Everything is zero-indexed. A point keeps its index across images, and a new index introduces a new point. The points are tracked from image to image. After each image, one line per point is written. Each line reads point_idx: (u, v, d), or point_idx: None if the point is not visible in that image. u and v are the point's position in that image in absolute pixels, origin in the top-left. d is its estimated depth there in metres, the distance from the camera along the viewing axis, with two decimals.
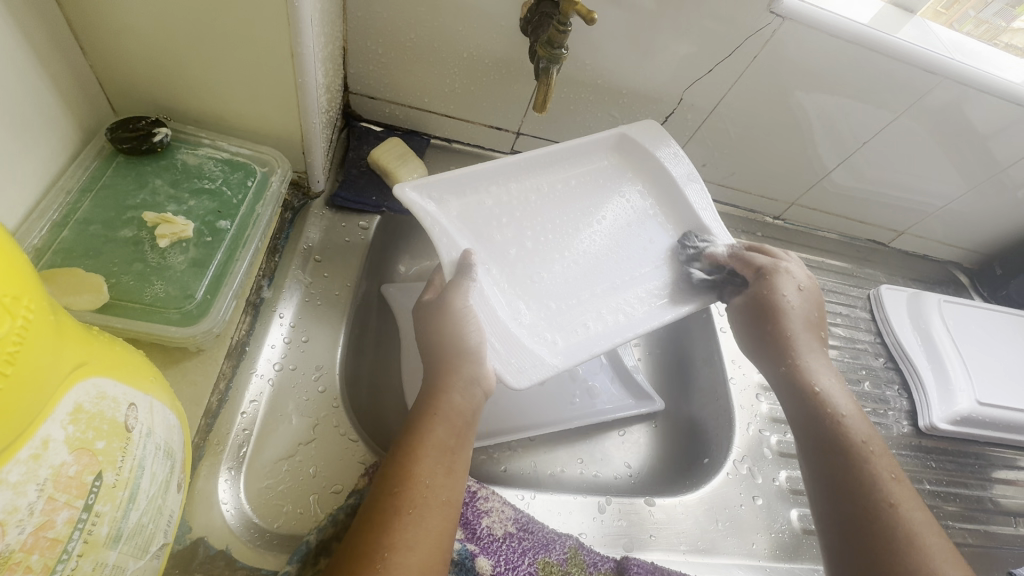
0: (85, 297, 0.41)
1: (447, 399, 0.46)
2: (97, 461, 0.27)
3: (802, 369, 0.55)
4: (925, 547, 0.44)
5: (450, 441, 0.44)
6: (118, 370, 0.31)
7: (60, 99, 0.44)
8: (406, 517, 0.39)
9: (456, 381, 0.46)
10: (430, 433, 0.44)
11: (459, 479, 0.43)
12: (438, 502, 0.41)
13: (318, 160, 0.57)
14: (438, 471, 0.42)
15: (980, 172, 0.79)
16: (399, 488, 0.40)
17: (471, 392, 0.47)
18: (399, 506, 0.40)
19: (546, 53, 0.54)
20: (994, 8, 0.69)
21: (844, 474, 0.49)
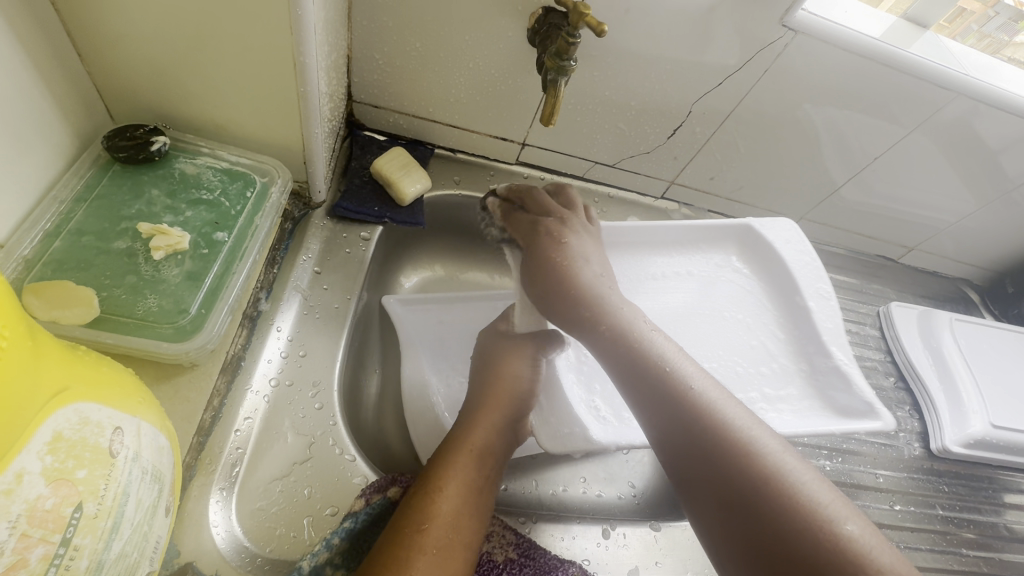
0: (75, 311, 0.39)
1: (479, 435, 0.51)
2: (77, 491, 0.25)
3: (629, 334, 0.52)
4: (848, 540, 0.37)
5: (479, 481, 0.48)
6: (104, 392, 0.29)
7: (54, 104, 0.43)
8: (428, 556, 0.41)
9: (489, 423, 0.53)
10: (460, 468, 0.47)
11: (480, 522, 0.45)
12: (460, 543, 0.43)
13: (319, 170, 0.56)
14: (466, 506, 0.45)
15: (992, 189, 0.78)
16: (424, 527, 0.42)
17: (501, 433, 0.53)
18: (422, 545, 0.41)
19: (553, 64, 0.53)
20: (996, 23, 0.68)
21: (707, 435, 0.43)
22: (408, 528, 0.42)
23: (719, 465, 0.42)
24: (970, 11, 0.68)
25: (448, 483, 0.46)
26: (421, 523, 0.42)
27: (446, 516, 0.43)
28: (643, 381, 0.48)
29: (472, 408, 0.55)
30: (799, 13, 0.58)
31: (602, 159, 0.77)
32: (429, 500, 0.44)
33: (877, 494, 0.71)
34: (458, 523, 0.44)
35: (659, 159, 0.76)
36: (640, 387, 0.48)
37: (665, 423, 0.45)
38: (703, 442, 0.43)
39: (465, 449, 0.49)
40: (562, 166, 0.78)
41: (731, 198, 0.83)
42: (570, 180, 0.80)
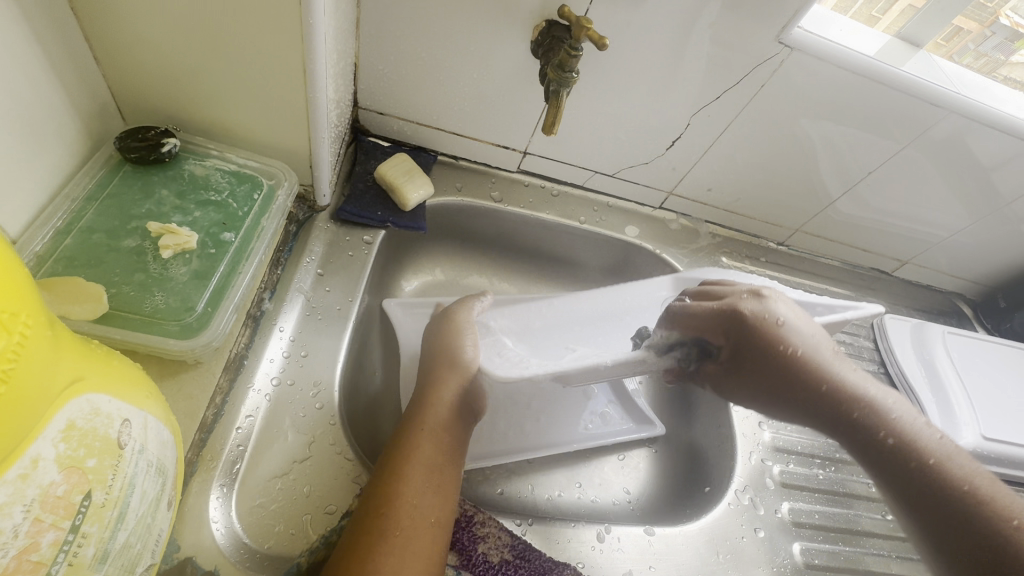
0: (85, 306, 0.40)
1: (429, 414, 0.52)
2: (87, 479, 0.26)
3: (846, 387, 0.64)
4: None
5: (436, 458, 0.49)
6: (114, 385, 0.30)
7: (68, 105, 0.44)
8: (392, 538, 0.42)
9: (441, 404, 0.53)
10: (414, 452, 0.48)
11: (445, 495, 0.47)
12: (425, 522, 0.44)
13: (325, 174, 0.57)
14: (426, 486, 0.46)
15: (985, 204, 0.79)
16: (386, 510, 0.43)
17: (452, 409, 0.53)
18: (385, 529, 0.42)
19: (556, 76, 0.54)
20: (993, 42, 0.70)
21: (903, 467, 0.59)
22: (371, 513, 0.43)
23: (875, 452, 0.62)
24: (968, 30, 0.69)
25: (408, 466, 0.47)
26: (382, 506, 0.44)
27: (407, 499, 0.44)
28: (855, 428, 0.63)
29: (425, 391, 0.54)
30: (795, 31, 0.59)
31: (602, 169, 0.78)
32: (388, 483, 0.45)
33: (870, 504, 0.70)
34: (421, 502, 0.45)
35: (657, 170, 0.78)
36: (853, 433, 0.64)
37: (896, 471, 0.60)
38: (897, 468, 0.60)
39: (422, 428, 0.50)
40: (563, 175, 0.79)
41: (729, 210, 0.85)
42: (570, 188, 0.81)
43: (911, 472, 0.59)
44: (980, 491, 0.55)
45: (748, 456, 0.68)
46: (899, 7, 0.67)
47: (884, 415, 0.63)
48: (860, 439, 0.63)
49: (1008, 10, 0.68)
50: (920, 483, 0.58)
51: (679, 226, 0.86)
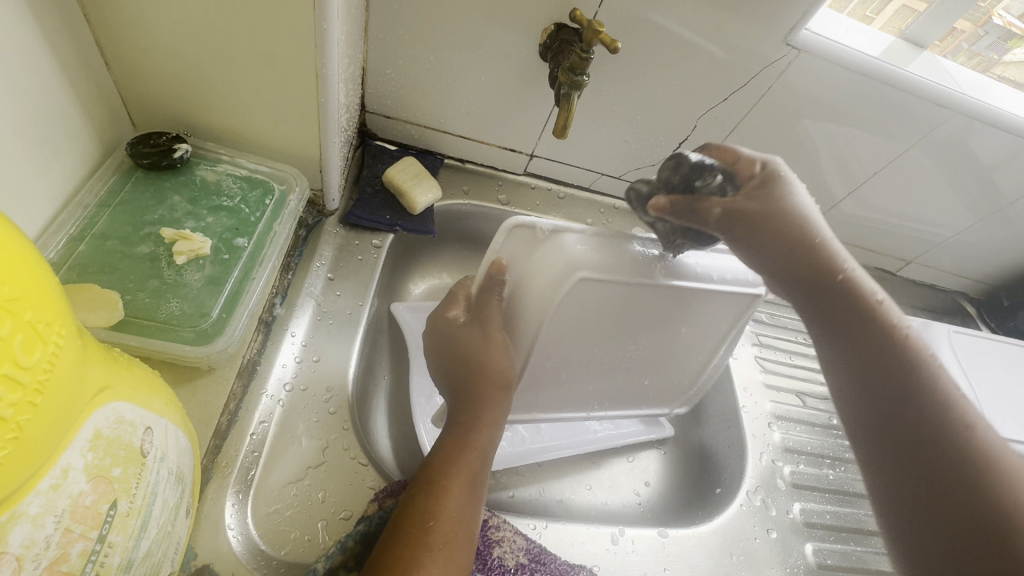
0: (101, 313, 0.40)
1: (482, 435, 0.50)
2: (113, 488, 0.26)
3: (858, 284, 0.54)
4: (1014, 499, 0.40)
5: (479, 474, 0.48)
6: (136, 393, 0.30)
7: (82, 112, 0.44)
8: (434, 552, 0.41)
9: (493, 416, 0.51)
10: (462, 466, 0.47)
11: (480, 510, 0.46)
12: (462, 535, 0.44)
13: (335, 178, 0.57)
14: (469, 501, 0.46)
15: (990, 203, 0.80)
16: (428, 525, 0.42)
17: (495, 428, 0.51)
18: (428, 542, 0.41)
19: (567, 79, 0.54)
20: (985, 41, 0.69)
21: (886, 362, 0.49)
22: (414, 526, 0.42)
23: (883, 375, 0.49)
24: (962, 30, 0.68)
25: (453, 478, 0.46)
26: (428, 519, 0.43)
27: (452, 514, 0.44)
28: (843, 321, 0.52)
29: (471, 395, 0.52)
30: (802, 32, 0.60)
31: (608, 170, 0.78)
32: (435, 498, 0.44)
33: None
34: (464, 516, 0.45)
35: None
36: (841, 329, 0.52)
37: (892, 405, 0.48)
38: (895, 375, 0.49)
39: (472, 448, 0.49)
40: (569, 177, 0.79)
41: None
42: (576, 190, 0.81)
43: (891, 362, 0.49)
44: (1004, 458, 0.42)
45: (758, 456, 0.69)
46: (893, 7, 0.66)
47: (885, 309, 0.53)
48: (841, 336, 0.52)
49: (1002, 9, 0.67)
50: (912, 388, 0.48)
51: None
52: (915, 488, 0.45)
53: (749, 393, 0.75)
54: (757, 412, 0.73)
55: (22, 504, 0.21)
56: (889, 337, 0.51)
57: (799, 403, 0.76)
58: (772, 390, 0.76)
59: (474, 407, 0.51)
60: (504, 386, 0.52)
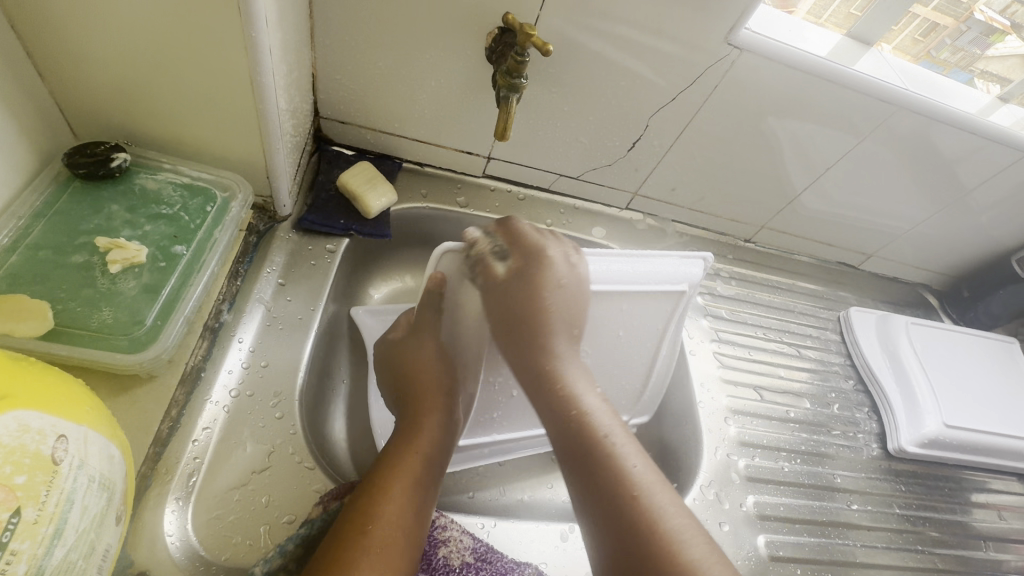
0: (28, 323, 0.40)
1: (423, 436, 0.51)
2: (15, 496, 0.26)
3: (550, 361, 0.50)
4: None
5: (425, 478, 0.48)
6: (49, 402, 0.30)
7: (13, 121, 0.44)
8: (371, 556, 0.42)
9: (434, 421, 0.53)
10: (404, 469, 0.48)
11: (427, 513, 0.47)
12: (405, 541, 0.44)
13: (282, 184, 0.57)
14: (412, 503, 0.46)
15: (941, 197, 0.81)
16: (366, 528, 0.43)
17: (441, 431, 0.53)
18: (365, 545, 0.42)
19: (506, 82, 0.54)
20: (969, 37, 0.72)
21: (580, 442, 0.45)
22: (351, 534, 0.43)
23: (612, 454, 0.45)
24: (944, 26, 0.71)
25: (394, 481, 0.47)
26: (365, 523, 0.43)
27: (390, 517, 0.44)
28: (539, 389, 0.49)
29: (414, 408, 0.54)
30: (742, 32, 0.61)
31: (566, 171, 0.79)
32: (374, 501, 0.45)
33: (837, 494, 0.73)
34: (404, 519, 0.45)
35: (621, 171, 0.79)
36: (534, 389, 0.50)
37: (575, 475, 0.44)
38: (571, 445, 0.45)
39: (415, 450, 0.50)
40: (528, 178, 0.80)
41: (695, 209, 0.86)
42: (536, 192, 0.82)
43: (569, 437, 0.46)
44: (659, 518, 0.40)
45: (715, 451, 0.71)
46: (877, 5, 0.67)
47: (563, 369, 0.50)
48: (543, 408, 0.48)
49: (982, 5, 0.69)
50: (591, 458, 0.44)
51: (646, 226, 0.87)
52: (596, 536, 0.42)
53: (707, 389, 0.76)
54: (714, 407, 0.74)
55: None
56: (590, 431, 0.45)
57: (758, 397, 0.78)
58: (731, 384, 0.77)
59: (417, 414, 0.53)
60: (443, 392, 0.55)
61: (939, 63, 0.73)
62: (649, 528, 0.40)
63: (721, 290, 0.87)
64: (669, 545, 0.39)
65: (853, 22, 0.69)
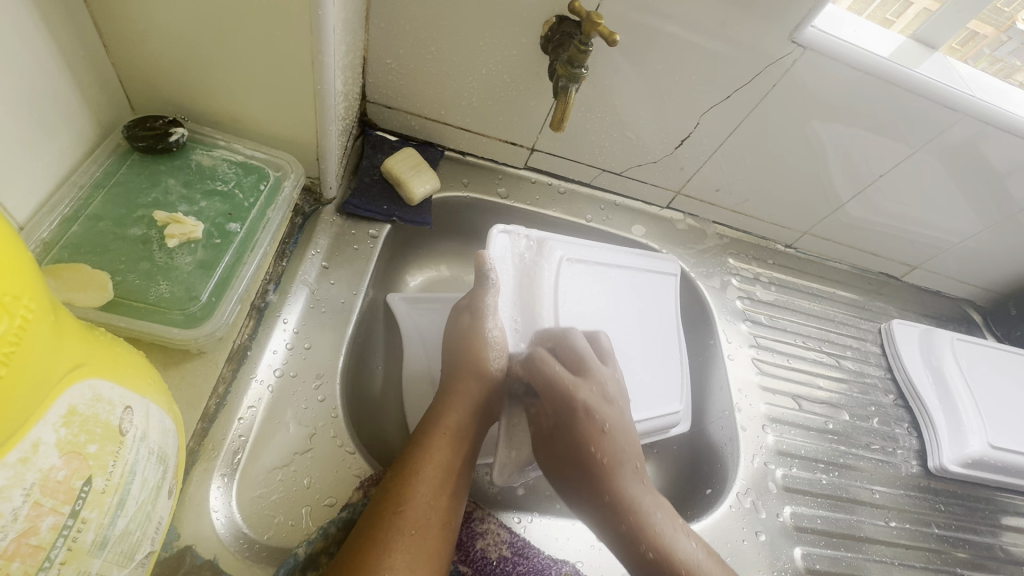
0: (90, 293, 0.41)
1: (453, 417, 0.52)
2: (87, 465, 0.26)
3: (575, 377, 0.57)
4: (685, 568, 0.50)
5: (456, 462, 0.49)
6: (117, 372, 0.30)
7: (78, 92, 0.44)
8: (405, 539, 0.43)
9: (462, 403, 0.53)
10: (433, 454, 0.48)
11: (457, 504, 0.47)
12: (435, 526, 0.45)
13: (331, 167, 0.57)
14: (440, 490, 0.47)
15: (998, 211, 0.78)
16: (399, 511, 0.44)
17: (472, 415, 0.53)
18: (400, 529, 0.43)
19: (565, 72, 0.54)
20: (1010, 47, 0.68)
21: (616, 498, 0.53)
22: (389, 511, 0.44)
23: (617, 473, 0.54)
24: (983, 35, 0.68)
25: (425, 466, 0.47)
26: (399, 505, 0.44)
27: (419, 501, 0.45)
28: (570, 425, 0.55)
29: (447, 386, 0.54)
30: (808, 30, 0.58)
31: (609, 167, 0.78)
32: (407, 486, 0.46)
33: (873, 510, 0.72)
34: (436, 503, 0.46)
35: (665, 169, 0.77)
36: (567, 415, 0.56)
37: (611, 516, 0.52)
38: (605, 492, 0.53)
39: (442, 432, 0.50)
40: (571, 172, 0.79)
41: (737, 211, 0.83)
42: (577, 186, 0.81)
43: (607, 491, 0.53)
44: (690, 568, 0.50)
45: (752, 459, 0.70)
46: (913, 11, 0.65)
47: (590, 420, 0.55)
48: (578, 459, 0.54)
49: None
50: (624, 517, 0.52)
51: (686, 226, 0.86)
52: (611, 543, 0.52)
53: (744, 395, 0.75)
54: (751, 413, 0.73)
55: None
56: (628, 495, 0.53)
57: (795, 406, 0.76)
58: (767, 391, 0.76)
59: (449, 394, 0.53)
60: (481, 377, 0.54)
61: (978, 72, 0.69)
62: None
63: (760, 296, 0.85)
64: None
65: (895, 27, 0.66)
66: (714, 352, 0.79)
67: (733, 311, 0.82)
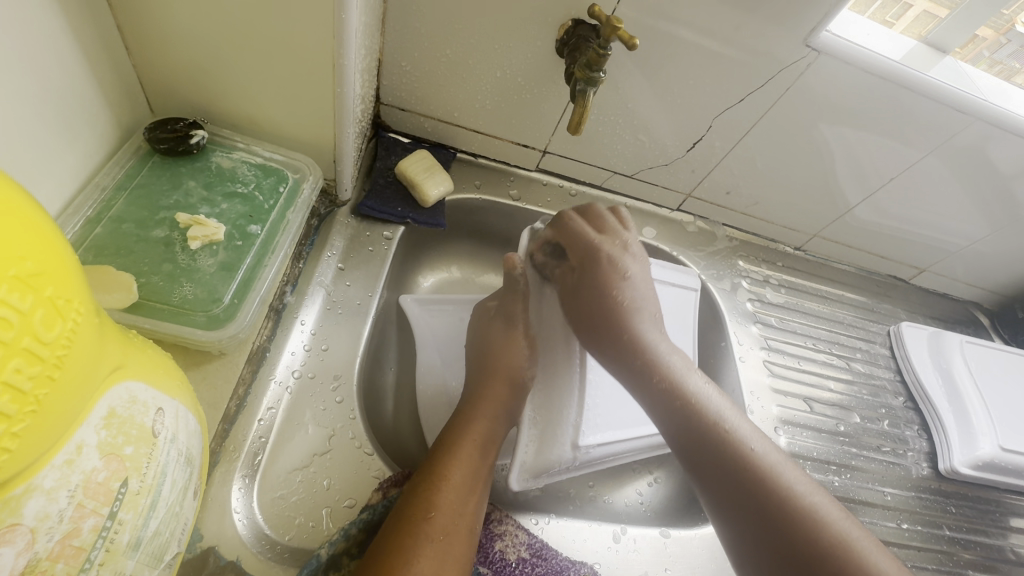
0: (115, 295, 0.40)
1: (480, 424, 0.52)
2: (125, 467, 0.26)
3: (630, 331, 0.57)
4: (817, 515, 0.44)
5: (483, 468, 0.50)
6: (149, 374, 0.30)
7: (101, 94, 0.45)
8: (434, 543, 0.43)
9: (490, 410, 0.54)
10: (461, 459, 0.49)
11: (481, 511, 0.47)
12: (462, 531, 0.45)
13: (348, 169, 0.57)
14: (467, 495, 0.47)
15: (1007, 214, 0.78)
16: (430, 515, 0.44)
17: (497, 422, 0.54)
18: (430, 532, 0.43)
19: (583, 75, 0.54)
20: (1007, 50, 0.68)
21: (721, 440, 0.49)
22: (416, 516, 0.44)
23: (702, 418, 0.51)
24: (983, 38, 0.67)
25: (454, 471, 0.47)
26: (428, 510, 0.44)
27: (449, 506, 0.45)
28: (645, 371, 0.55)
29: (473, 394, 0.56)
30: (822, 34, 0.58)
31: (621, 169, 0.78)
32: (435, 490, 0.46)
33: (884, 512, 0.72)
34: (463, 509, 0.46)
35: (676, 171, 0.77)
36: (630, 368, 0.56)
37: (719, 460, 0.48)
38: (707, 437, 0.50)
39: (470, 437, 0.51)
40: (582, 174, 0.79)
41: (747, 213, 0.84)
42: (588, 188, 0.81)
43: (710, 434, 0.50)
44: (821, 515, 0.44)
45: None
46: (913, 13, 0.65)
47: (666, 362, 0.55)
48: (667, 404, 0.52)
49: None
50: (733, 459, 0.48)
51: (696, 228, 0.86)
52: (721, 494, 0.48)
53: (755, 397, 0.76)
54: (763, 415, 0.74)
55: (36, 478, 0.21)
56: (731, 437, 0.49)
57: (806, 408, 0.76)
58: (778, 393, 0.76)
59: (477, 401, 0.55)
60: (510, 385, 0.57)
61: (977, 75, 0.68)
62: (811, 523, 0.43)
63: (770, 298, 0.85)
64: (834, 534, 0.43)
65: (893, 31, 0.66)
66: (725, 354, 0.79)
67: (744, 314, 0.82)
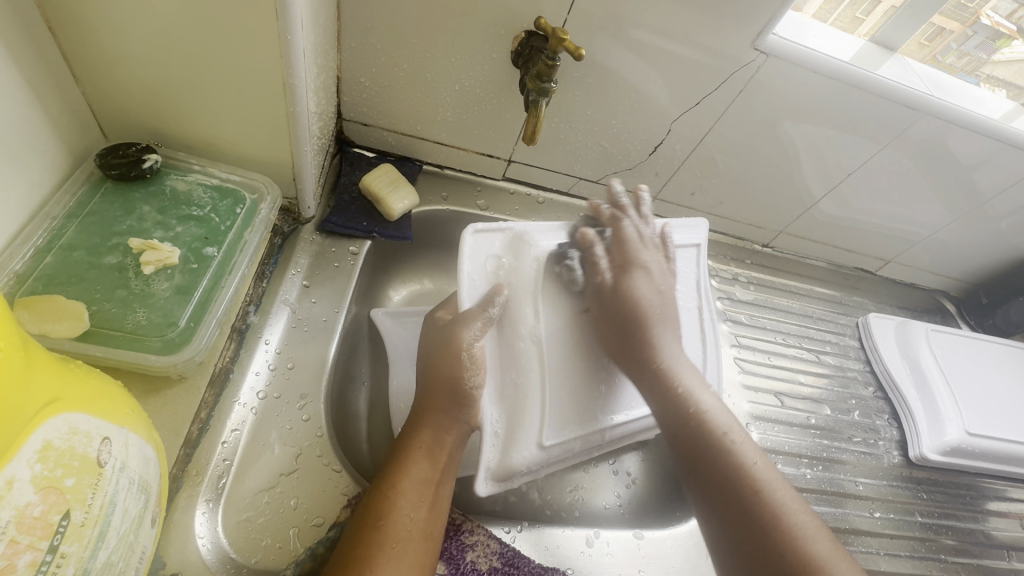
0: (66, 323, 0.41)
1: (428, 433, 0.50)
2: (65, 499, 0.26)
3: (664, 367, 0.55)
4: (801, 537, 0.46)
5: (435, 473, 0.49)
6: (92, 404, 0.30)
7: (49, 123, 0.44)
8: (388, 551, 0.43)
9: (438, 419, 0.50)
10: (413, 464, 0.48)
11: (440, 511, 0.47)
12: (418, 537, 0.45)
13: (308, 186, 0.57)
14: (422, 500, 0.47)
15: (965, 203, 0.80)
16: (380, 523, 0.44)
17: (454, 429, 0.51)
18: (382, 540, 0.43)
19: (535, 86, 0.55)
20: (975, 41, 0.70)
21: (705, 440, 0.52)
22: (370, 524, 0.44)
23: (707, 447, 0.51)
24: (949, 30, 0.68)
25: (404, 478, 0.47)
26: (379, 519, 0.44)
27: (401, 512, 0.45)
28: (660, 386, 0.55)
29: (423, 401, 0.52)
30: (769, 37, 0.60)
31: (587, 175, 0.79)
32: (388, 498, 0.46)
33: (858, 501, 0.73)
34: (418, 513, 0.46)
35: (641, 175, 0.79)
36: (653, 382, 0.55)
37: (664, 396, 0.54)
38: (724, 470, 0.50)
39: (419, 445, 0.49)
40: (549, 182, 0.80)
41: (713, 214, 0.85)
42: (556, 195, 0.82)
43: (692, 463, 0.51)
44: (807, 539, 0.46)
45: None
46: (881, 8, 0.66)
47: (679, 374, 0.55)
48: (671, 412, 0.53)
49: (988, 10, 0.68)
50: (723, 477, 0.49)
51: None
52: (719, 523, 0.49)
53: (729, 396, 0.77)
54: (736, 412, 0.75)
55: None
56: (727, 475, 0.49)
57: (777, 403, 0.78)
58: (750, 390, 0.78)
59: (424, 409, 0.51)
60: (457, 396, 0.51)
61: (947, 68, 0.70)
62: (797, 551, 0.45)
63: (740, 295, 0.87)
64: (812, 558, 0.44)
65: (863, 27, 0.67)
66: None
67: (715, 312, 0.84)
